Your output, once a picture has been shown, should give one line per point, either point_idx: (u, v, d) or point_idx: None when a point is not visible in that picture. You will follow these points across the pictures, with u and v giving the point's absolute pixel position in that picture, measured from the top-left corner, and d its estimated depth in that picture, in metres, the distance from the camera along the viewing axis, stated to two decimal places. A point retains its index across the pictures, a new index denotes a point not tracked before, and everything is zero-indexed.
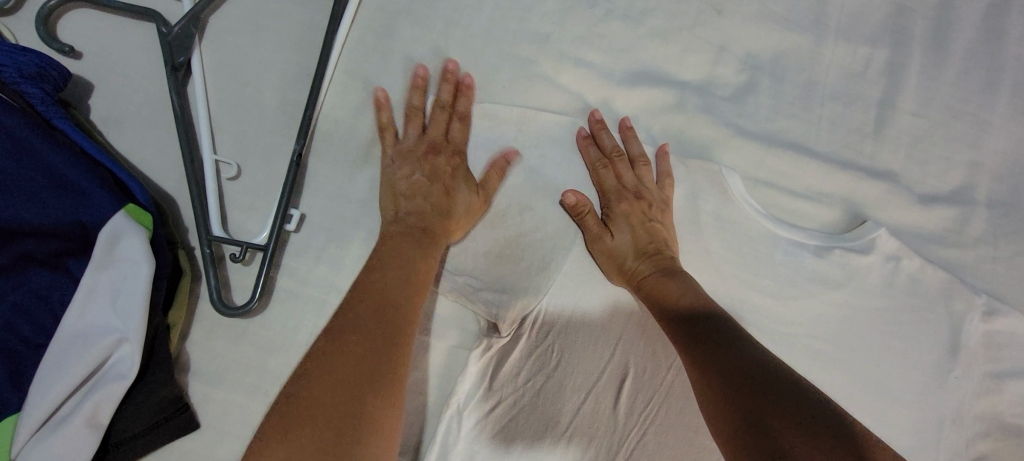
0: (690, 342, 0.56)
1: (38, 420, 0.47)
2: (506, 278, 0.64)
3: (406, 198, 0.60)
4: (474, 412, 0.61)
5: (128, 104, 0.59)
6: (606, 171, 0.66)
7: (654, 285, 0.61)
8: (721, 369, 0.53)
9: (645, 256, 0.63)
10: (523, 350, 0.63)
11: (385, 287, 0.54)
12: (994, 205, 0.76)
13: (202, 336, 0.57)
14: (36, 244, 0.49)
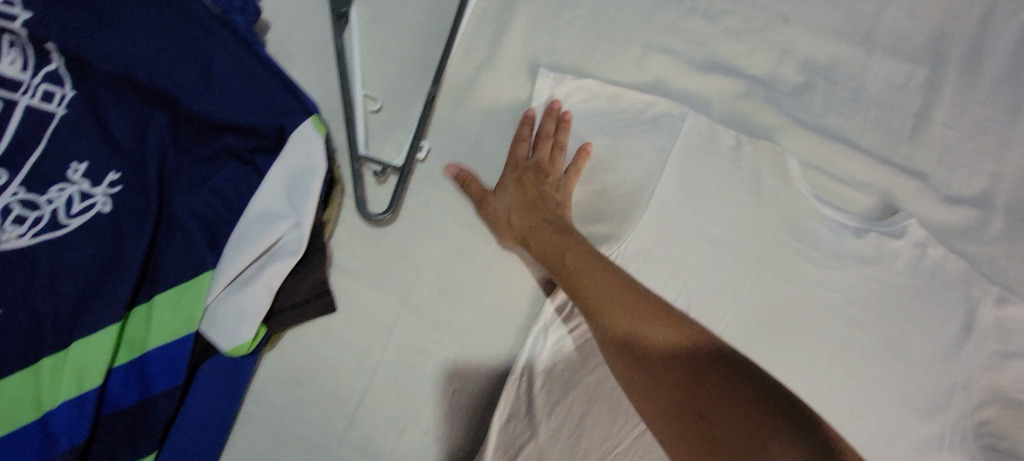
0: (630, 361, 0.58)
1: (228, 279, 0.59)
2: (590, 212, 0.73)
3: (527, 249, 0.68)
4: (557, 330, 0.69)
5: (297, 40, 0.71)
6: (520, 145, 0.72)
7: (590, 292, 0.62)
8: (658, 389, 0.57)
9: (547, 241, 0.65)
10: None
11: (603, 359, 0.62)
12: (1011, 211, 0.87)
13: (342, 237, 0.68)
14: (236, 139, 0.61)
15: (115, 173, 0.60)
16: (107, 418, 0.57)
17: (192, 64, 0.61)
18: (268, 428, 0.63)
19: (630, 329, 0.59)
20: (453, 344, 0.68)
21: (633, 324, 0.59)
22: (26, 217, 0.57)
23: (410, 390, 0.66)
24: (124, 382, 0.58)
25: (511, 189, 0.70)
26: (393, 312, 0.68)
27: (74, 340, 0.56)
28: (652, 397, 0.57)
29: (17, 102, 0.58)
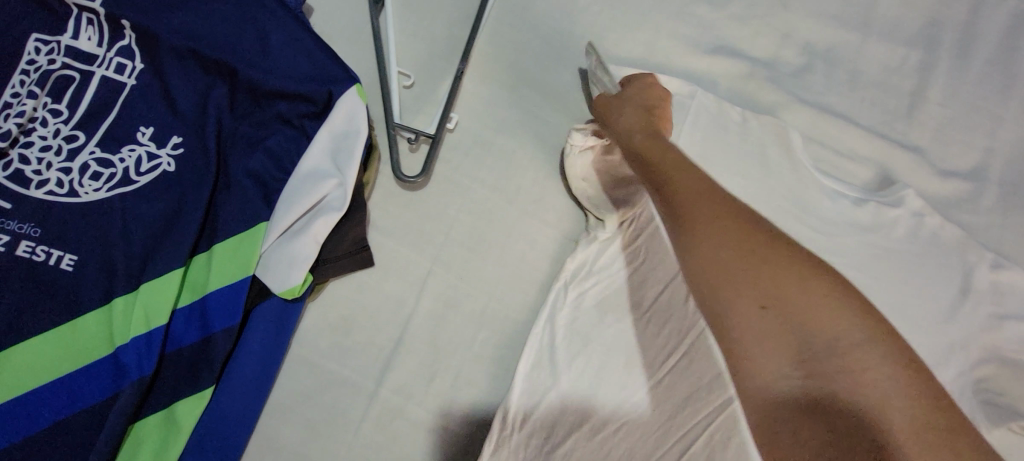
0: (741, 277, 0.47)
1: (280, 230, 0.65)
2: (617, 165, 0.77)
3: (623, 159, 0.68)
4: (575, 286, 0.74)
5: (337, 23, 0.78)
6: (645, 82, 0.75)
7: (712, 204, 0.51)
8: (770, 325, 0.45)
9: (662, 154, 0.59)
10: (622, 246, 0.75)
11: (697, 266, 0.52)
12: (1004, 184, 0.92)
13: (378, 200, 0.74)
14: (287, 106, 0.67)
15: (177, 137, 0.67)
16: (170, 355, 0.63)
17: (249, 38, 0.67)
18: (311, 370, 0.68)
19: (755, 252, 0.48)
20: (480, 297, 0.74)
21: (765, 249, 0.48)
22: (102, 173, 0.64)
23: (442, 339, 0.72)
24: (186, 323, 0.63)
25: (624, 120, 0.68)
26: (425, 268, 0.74)
27: (143, 283, 0.62)
28: (755, 333, 0.45)
29: (94, 74, 0.66)
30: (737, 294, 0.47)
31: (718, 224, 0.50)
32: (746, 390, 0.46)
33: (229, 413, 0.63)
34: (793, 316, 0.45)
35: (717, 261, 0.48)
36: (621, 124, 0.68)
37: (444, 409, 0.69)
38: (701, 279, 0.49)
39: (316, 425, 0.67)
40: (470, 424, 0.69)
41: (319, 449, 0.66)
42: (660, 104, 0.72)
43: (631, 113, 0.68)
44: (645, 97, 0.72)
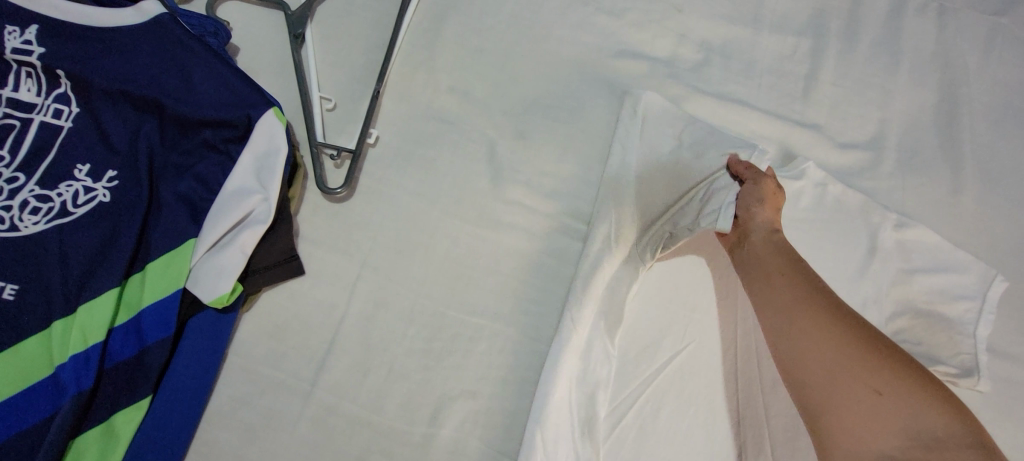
0: (861, 377, 0.63)
1: (208, 244, 0.70)
2: (663, 211, 0.80)
3: (757, 249, 0.75)
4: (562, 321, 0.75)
5: (262, 61, 0.87)
6: (750, 172, 0.79)
7: (827, 314, 0.67)
8: (884, 409, 0.61)
9: (799, 278, 0.71)
10: (618, 276, 0.78)
11: (807, 352, 0.66)
12: (902, 150, 0.98)
13: (307, 214, 0.81)
14: (213, 133, 0.74)
15: (112, 171, 0.72)
16: (109, 371, 0.67)
17: (174, 76, 0.74)
18: (249, 377, 0.73)
19: (874, 360, 0.63)
20: (408, 295, 0.78)
21: (869, 353, 0.63)
22: (40, 208, 0.69)
23: (372, 337, 0.76)
24: (123, 340, 0.68)
25: (759, 219, 0.76)
26: (354, 272, 0.79)
27: (80, 306, 0.66)
28: (862, 413, 0.62)
29: (34, 120, 0.72)
30: (852, 383, 0.63)
31: (840, 335, 0.65)
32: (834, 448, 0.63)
33: (167, 421, 0.68)
34: (901, 411, 0.60)
35: (837, 364, 0.64)
36: (759, 235, 0.75)
37: (378, 403, 0.73)
38: (819, 375, 0.65)
39: (255, 427, 0.71)
40: (403, 415, 0.73)
41: (259, 449, 0.70)
42: (763, 211, 0.76)
43: (760, 232, 0.75)
44: (748, 202, 0.77)
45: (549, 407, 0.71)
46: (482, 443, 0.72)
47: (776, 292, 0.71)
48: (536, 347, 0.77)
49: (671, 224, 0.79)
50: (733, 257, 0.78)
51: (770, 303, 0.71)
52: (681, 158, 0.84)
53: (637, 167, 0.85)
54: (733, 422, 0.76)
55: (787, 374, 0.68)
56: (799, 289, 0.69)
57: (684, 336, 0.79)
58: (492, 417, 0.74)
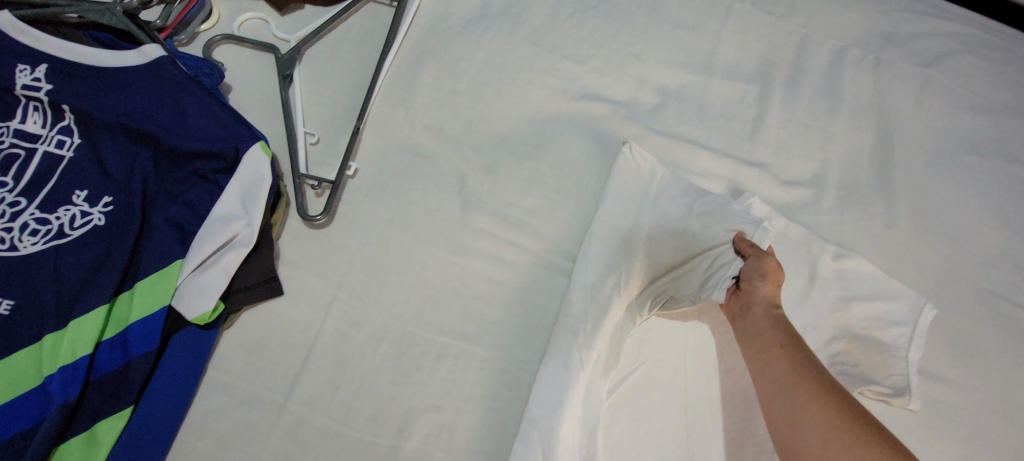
0: (852, 447, 0.68)
1: (193, 265, 0.76)
2: (668, 272, 0.87)
3: (755, 320, 0.81)
4: (557, 364, 0.79)
5: (252, 99, 0.95)
6: (753, 249, 0.84)
7: (822, 388, 0.73)
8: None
9: (798, 352, 0.76)
10: (620, 325, 0.84)
11: (799, 419, 0.72)
12: (841, 187, 1.07)
13: (289, 239, 0.88)
14: (202, 164, 0.81)
15: (108, 197, 0.78)
16: (94, 382, 0.72)
17: (169, 112, 0.82)
18: (227, 390, 0.78)
19: (863, 432, 0.68)
20: (380, 315, 0.84)
21: (856, 426, 0.69)
22: (39, 230, 0.75)
23: (344, 354, 0.81)
24: (110, 353, 0.73)
25: (760, 293, 0.82)
26: (331, 294, 0.85)
27: (71, 321, 0.71)
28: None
29: (38, 150, 0.79)
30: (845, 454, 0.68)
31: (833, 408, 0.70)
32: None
33: (147, 430, 0.73)
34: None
35: (830, 435, 0.69)
36: (760, 308, 0.81)
37: (347, 416, 0.78)
38: (814, 443, 0.70)
39: (229, 438, 0.76)
40: (370, 429, 0.77)
41: (232, 458, 0.75)
42: (765, 287, 0.82)
43: (760, 305, 0.81)
44: (751, 276, 0.83)
45: (556, 444, 0.74)
46: (444, 455, 0.77)
47: (775, 361, 0.77)
48: (498, 365, 0.82)
49: (674, 286, 0.86)
50: (734, 326, 0.84)
51: (769, 374, 0.76)
52: (691, 226, 0.89)
53: (649, 229, 0.89)
54: (683, 436, 0.81)
55: (782, 440, 0.73)
56: (795, 361, 0.76)
57: (672, 380, 0.84)
58: (455, 431, 0.78)
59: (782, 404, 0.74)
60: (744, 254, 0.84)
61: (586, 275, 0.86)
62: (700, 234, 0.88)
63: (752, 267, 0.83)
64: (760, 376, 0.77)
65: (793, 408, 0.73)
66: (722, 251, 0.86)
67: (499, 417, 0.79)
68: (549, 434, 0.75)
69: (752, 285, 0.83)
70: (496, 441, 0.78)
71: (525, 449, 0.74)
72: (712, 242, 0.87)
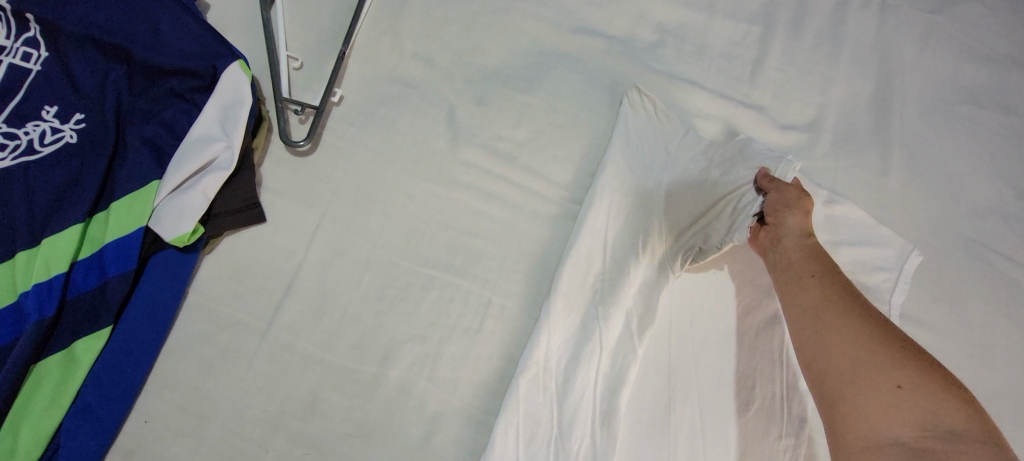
0: (881, 370, 0.62)
1: (171, 186, 0.74)
2: (693, 221, 0.85)
3: (783, 250, 0.77)
4: (562, 309, 0.79)
5: (232, 21, 0.91)
6: (775, 183, 0.82)
7: (854, 313, 0.67)
8: (905, 403, 0.59)
9: (831, 279, 0.71)
10: (647, 281, 0.82)
11: (825, 339, 0.66)
12: (837, 133, 1.06)
13: (271, 166, 0.86)
14: (178, 82, 0.77)
15: (80, 114, 0.74)
16: (71, 301, 0.70)
17: (142, 25, 0.77)
18: (208, 315, 0.77)
19: (894, 354, 0.62)
20: (364, 245, 0.83)
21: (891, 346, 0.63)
22: (6, 145, 0.71)
23: (329, 282, 0.80)
24: (85, 272, 0.71)
25: (789, 223, 0.78)
26: (315, 223, 0.83)
27: (44, 238, 0.69)
28: (880, 405, 0.60)
29: (3, 62, 0.73)
30: (873, 377, 0.62)
31: (863, 332, 0.64)
32: (847, 437, 0.61)
33: (128, 350, 0.72)
34: (921, 405, 0.59)
35: (859, 358, 0.63)
36: (791, 238, 0.77)
37: (330, 344, 0.78)
38: (842, 368, 0.64)
39: (211, 361, 0.75)
40: (353, 356, 0.77)
41: (214, 381, 0.75)
42: (793, 216, 0.78)
43: (790, 236, 0.77)
44: (776, 208, 0.80)
45: (569, 392, 0.75)
46: (428, 384, 0.77)
47: (803, 285, 0.72)
48: (483, 298, 0.82)
49: (702, 237, 0.83)
50: (765, 260, 0.79)
51: (797, 301, 0.71)
52: (711, 175, 0.87)
53: (670, 184, 0.87)
54: (664, 373, 0.82)
55: (808, 365, 0.67)
56: (826, 286, 0.70)
57: (676, 329, 0.84)
58: (439, 360, 0.78)
59: (807, 326, 0.68)
60: (767, 189, 0.82)
61: (606, 229, 0.84)
62: (719, 182, 0.86)
63: (778, 199, 0.80)
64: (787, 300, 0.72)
65: (820, 330, 0.67)
66: (744, 192, 0.84)
67: (484, 346, 0.80)
68: (563, 383, 0.76)
69: (779, 215, 0.79)
70: (480, 370, 0.78)
71: (537, 395, 0.75)
72: (732, 187, 0.85)
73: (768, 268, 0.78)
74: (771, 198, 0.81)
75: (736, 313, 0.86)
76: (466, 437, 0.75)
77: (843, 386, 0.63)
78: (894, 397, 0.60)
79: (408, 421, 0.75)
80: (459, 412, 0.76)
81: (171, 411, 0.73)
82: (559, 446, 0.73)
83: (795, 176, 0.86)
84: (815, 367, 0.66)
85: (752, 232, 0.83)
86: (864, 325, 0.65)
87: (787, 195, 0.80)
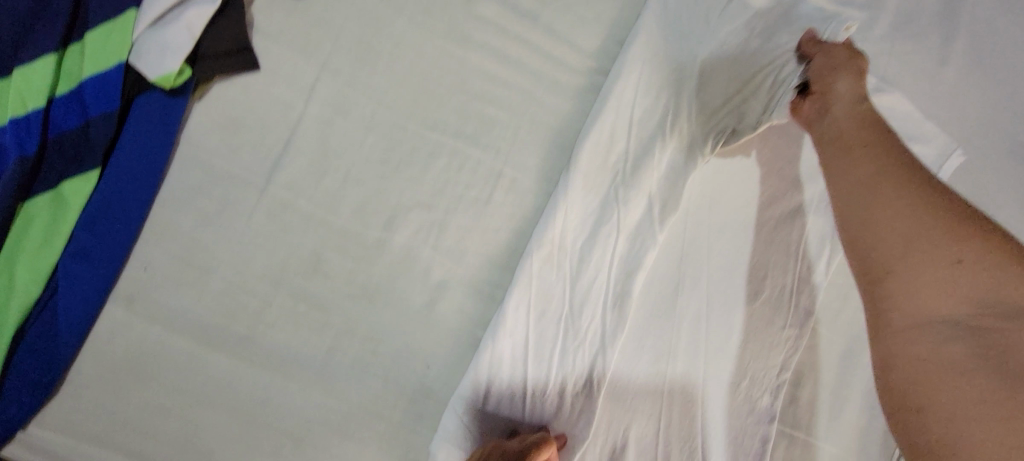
0: (939, 245, 0.56)
1: (151, 18, 0.67)
2: (728, 99, 0.78)
3: (832, 118, 0.68)
4: (582, 188, 0.74)
5: None
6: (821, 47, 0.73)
7: (911, 186, 0.59)
8: (961, 281, 0.55)
9: (888, 150, 0.61)
10: (673, 165, 0.77)
11: (876, 215, 0.59)
12: (899, 14, 0.94)
13: (263, 7, 0.76)
14: None
15: None
16: (53, 141, 0.67)
17: None
18: (201, 167, 0.73)
19: (954, 229, 0.56)
20: (368, 104, 0.76)
21: (952, 221, 0.56)
22: None
23: (329, 142, 0.75)
24: (65, 111, 0.67)
25: (839, 88, 0.69)
26: (314, 76, 0.76)
27: (15, 70, 0.65)
28: (936, 282, 0.55)
29: None
30: (928, 254, 0.56)
31: (920, 205, 0.57)
32: (891, 318, 0.57)
33: (118, 198, 0.69)
34: (980, 281, 0.54)
35: (912, 235, 0.57)
36: (841, 105, 0.68)
37: (332, 206, 0.74)
38: (893, 246, 0.57)
39: (208, 214, 0.72)
40: (356, 220, 0.74)
41: (212, 235, 0.72)
42: (844, 80, 0.69)
43: (841, 103, 0.68)
44: (822, 74, 0.71)
45: (583, 272, 0.73)
46: (433, 253, 0.74)
47: (852, 155, 0.63)
48: (494, 169, 0.77)
49: (736, 116, 0.78)
50: (810, 134, 0.71)
51: (843, 178, 0.62)
52: (751, 47, 0.78)
53: (705, 59, 0.78)
54: (676, 258, 0.79)
55: (852, 244, 0.61)
56: (885, 158, 0.61)
57: (699, 213, 0.80)
58: (445, 230, 0.75)
59: (856, 202, 0.61)
60: (813, 57, 0.74)
61: (631, 104, 0.77)
62: (757, 52, 0.78)
63: (824, 64, 0.72)
64: (833, 175, 0.64)
65: (869, 205, 0.60)
66: (784, 63, 0.77)
67: (493, 219, 0.76)
68: (577, 264, 0.73)
69: (828, 79, 0.71)
70: (488, 243, 0.76)
71: (550, 273, 0.72)
72: (773, 58, 0.78)
73: (815, 142, 0.68)
74: (815, 65, 0.73)
75: (760, 203, 0.81)
76: (470, 307, 0.74)
77: (891, 264, 0.57)
78: (951, 275, 0.55)
79: (412, 288, 0.74)
80: (463, 282, 0.75)
81: (169, 263, 0.71)
82: (569, 323, 0.72)
83: (846, 39, 0.77)
84: (860, 246, 0.59)
85: (796, 104, 0.74)
86: (922, 197, 0.58)
87: (837, 59, 0.72)
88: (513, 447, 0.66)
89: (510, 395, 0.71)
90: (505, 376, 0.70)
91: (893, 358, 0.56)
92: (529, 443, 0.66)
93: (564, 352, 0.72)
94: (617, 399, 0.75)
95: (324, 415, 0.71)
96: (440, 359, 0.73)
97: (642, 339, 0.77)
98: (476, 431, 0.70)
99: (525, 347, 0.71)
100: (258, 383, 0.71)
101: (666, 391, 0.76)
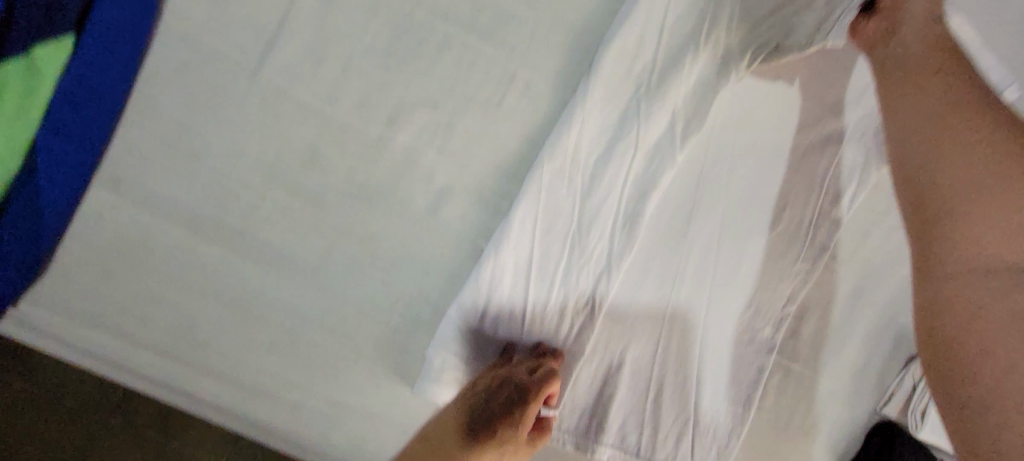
0: (997, 186, 0.52)
1: None
2: (777, 8, 0.67)
3: (900, 40, 0.60)
4: (603, 97, 0.67)
5: None
6: None
7: (980, 121, 0.53)
8: (1011, 226, 0.51)
9: (958, 79, 0.55)
10: (702, 79, 0.69)
11: (935, 154, 0.55)
12: None
13: None
14: None
15: None
16: None
17: None
18: (187, 43, 0.66)
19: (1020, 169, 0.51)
20: None
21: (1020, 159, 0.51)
22: None
23: (327, 23, 0.67)
24: None
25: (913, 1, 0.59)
26: None
27: None
28: (977, 227, 0.52)
29: None
30: (982, 196, 0.52)
31: (984, 143, 0.52)
32: (932, 262, 0.54)
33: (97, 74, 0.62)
34: None
35: (970, 176, 0.53)
36: (912, 23, 0.59)
37: (330, 97, 0.68)
38: (946, 186, 0.54)
39: (197, 97, 0.67)
40: (356, 114, 0.69)
41: (202, 120, 0.67)
42: None
43: (912, 21, 0.59)
44: None
45: (595, 189, 0.68)
46: (438, 156, 0.70)
47: (917, 87, 0.57)
48: (509, 67, 0.70)
49: (784, 31, 0.68)
50: (871, 59, 0.64)
51: (901, 114, 0.58)
52: None
53: None
54: (693, 182, 0.74)
55: (905, 185, 0.57)
56: (953, 89, 0.55)
57: (722, 136, 0.73)
58: (451, 132, 0.70)
59: (914, 139, 0.56)
60: None
61: (666, 4, 0.66)
62: None
63: None
64: (893, 109, 0.59)
65: (927, 143, 0.55)
66: None
67: (504, 123, 0.71)
68: (590, 179, 0.68)
69: None
70: (497, 149, 0.71)
71: (561, 187, 0.67)
72: None
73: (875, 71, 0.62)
74: None
75: (795, 127, 0.75)
76: (473, 216, 0.71)
77: (941, 205, 0.54)
78: (1003, 218, 0.51)
79: (414, 191, 0.70)
80: (468, 189, 0.70)
81: (157, 147, 0.67)
82: (575, 241, 0.68)
83: None
84: (913, 186, 0.56)
85: (860, 18, 0.66)
86: (990, 134, 0.53)
87: None
88: (526, 378, 0.66)
89: (510, 311, 0.68)
90: (506, 291, 0.67)
91: (930, 307, 0.54)
92: (543, 372, 0.67)
93: (568, 271, 0.69)
94: (617, 320, 0.73)
95: (320, 315, 0.71)
96: (440, 267, 0.71)
97: (648, 263, 0.74)
98: (472, 341, 0.69)
99: (530, 263, 0.68)
100: (253, 278, 0.69)
101: (668, 316, 0.75)
